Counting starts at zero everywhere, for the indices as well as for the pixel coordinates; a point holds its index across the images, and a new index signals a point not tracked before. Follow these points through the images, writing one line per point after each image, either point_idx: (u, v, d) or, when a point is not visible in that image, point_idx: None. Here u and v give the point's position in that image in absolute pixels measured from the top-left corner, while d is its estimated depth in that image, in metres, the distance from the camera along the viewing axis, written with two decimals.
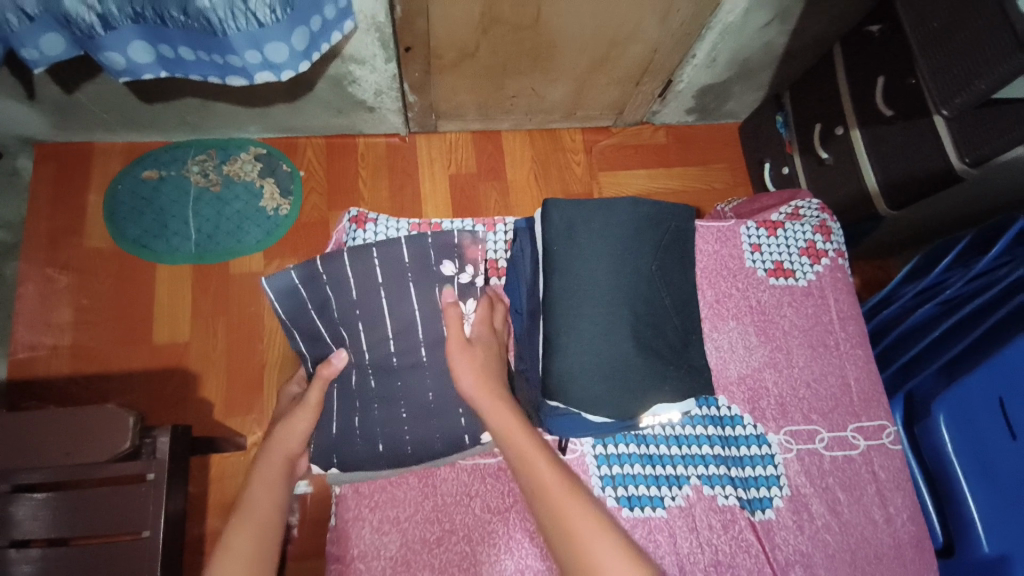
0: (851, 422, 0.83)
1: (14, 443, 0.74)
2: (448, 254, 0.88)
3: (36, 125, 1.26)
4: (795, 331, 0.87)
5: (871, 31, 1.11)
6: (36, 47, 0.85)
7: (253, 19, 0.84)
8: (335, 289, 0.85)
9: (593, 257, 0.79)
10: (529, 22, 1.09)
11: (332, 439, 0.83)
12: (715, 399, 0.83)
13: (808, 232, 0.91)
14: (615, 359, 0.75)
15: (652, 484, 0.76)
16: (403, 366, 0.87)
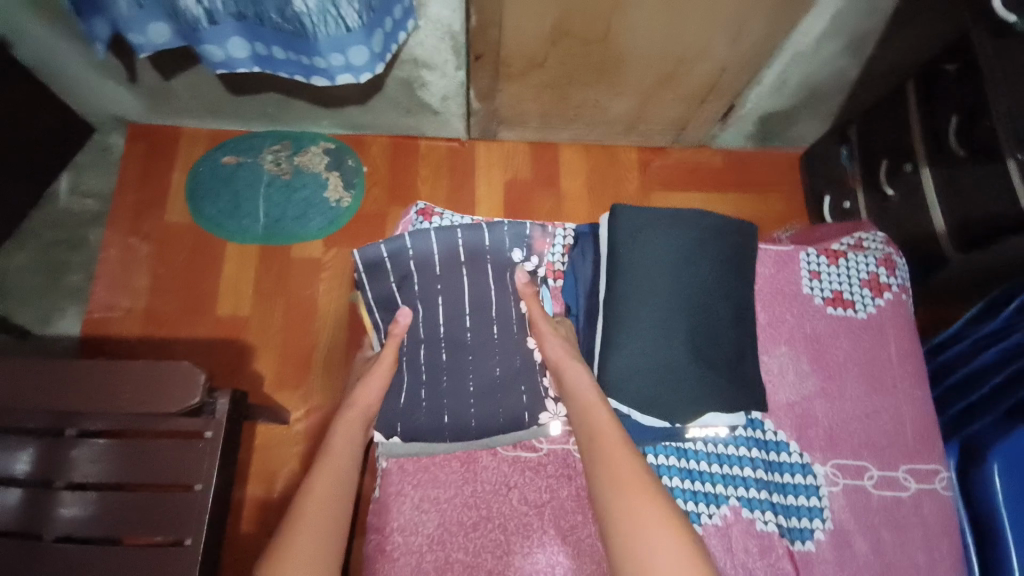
0: (903, 463, 0.80)
1: (81, 386, 0.79)
2: (520, 242, 0.94)
3: (132, 106, 1.37)
4: (851, 362, 0.85)
5: (946, 69, 1.07)
6: (144, 33, 0.94)
7: (342, 24, 0.89)
8: (419, 265, 0.91)
9: (655, 262, 0.80)
10: (597, 37, 1.12)
11: (397, 409, 0.88)
12: (761, 422, 0.81)
13: (871, 264, 0.89)
14: (669, 365, 0.77)
15: (690, 499, 0.75)
16: (473, 344, 0.91)
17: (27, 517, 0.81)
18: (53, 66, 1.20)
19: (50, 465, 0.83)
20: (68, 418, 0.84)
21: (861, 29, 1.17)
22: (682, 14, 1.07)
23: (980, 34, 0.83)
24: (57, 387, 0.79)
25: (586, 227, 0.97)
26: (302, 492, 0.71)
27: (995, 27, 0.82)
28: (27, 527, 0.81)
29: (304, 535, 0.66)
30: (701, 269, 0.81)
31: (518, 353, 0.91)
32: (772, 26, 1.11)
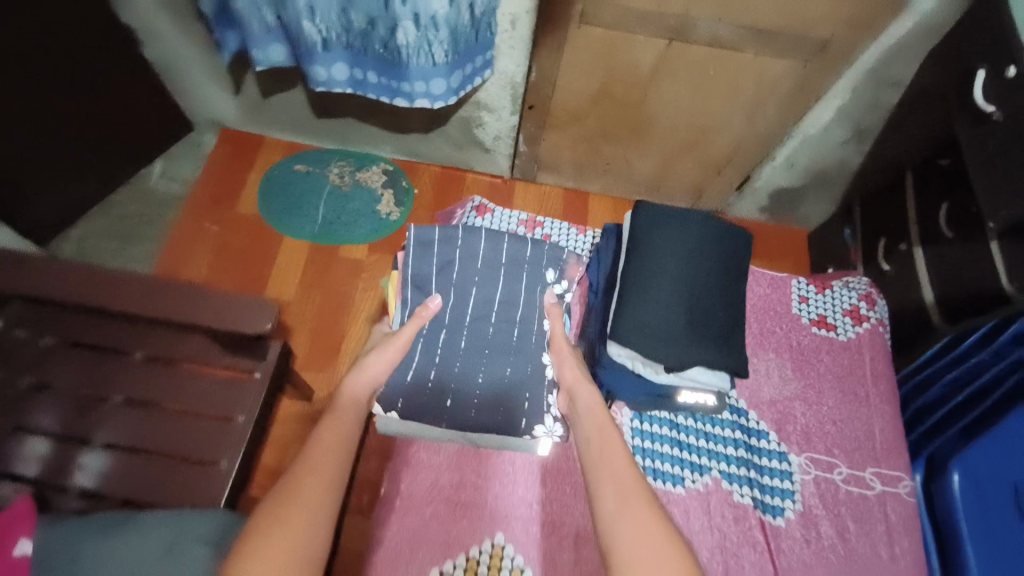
0: (871, 465, 0.88)
1: (167, 302, 0.87)
2: (555, 264, 1.06)
3: (230, 113, 1.59)
4: (829, 375, 0.94)
5: (941, 163, 1.22)
6: (266, 52, 1.14)
7: (430, 59, 1.10)
8: (463, 255, 1.04)
9: (674, 233, 0.86)
10: (633, 103, 1.33)
11: (403, 386, 0.98)
12: (744, 411, 0.90)
13: (853, 297, 1.00)
14: (675, 321, 0.80)
15: (676, 465, 0.85)
16: (493, 339, 1.03)
17: (74, 424, 0.92)
18: (175, 68, 1.43)
19: (114, 380, 0.95)
20: (140, 341, 0.97)
21: (865, 121, 1.33)
22: (707, 91, 1.27)
23: (963, 124, 0.98)
24: (141, 303, 0.87)
25: (614, 224, 1.09)
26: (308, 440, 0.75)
27: (975, 118, 0.97)
28: (72, 432, 0.92)
29: (307, 480, 0.69)
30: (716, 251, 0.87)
31: (530, 362, 1.01)
32: (785, 109, 1.30)
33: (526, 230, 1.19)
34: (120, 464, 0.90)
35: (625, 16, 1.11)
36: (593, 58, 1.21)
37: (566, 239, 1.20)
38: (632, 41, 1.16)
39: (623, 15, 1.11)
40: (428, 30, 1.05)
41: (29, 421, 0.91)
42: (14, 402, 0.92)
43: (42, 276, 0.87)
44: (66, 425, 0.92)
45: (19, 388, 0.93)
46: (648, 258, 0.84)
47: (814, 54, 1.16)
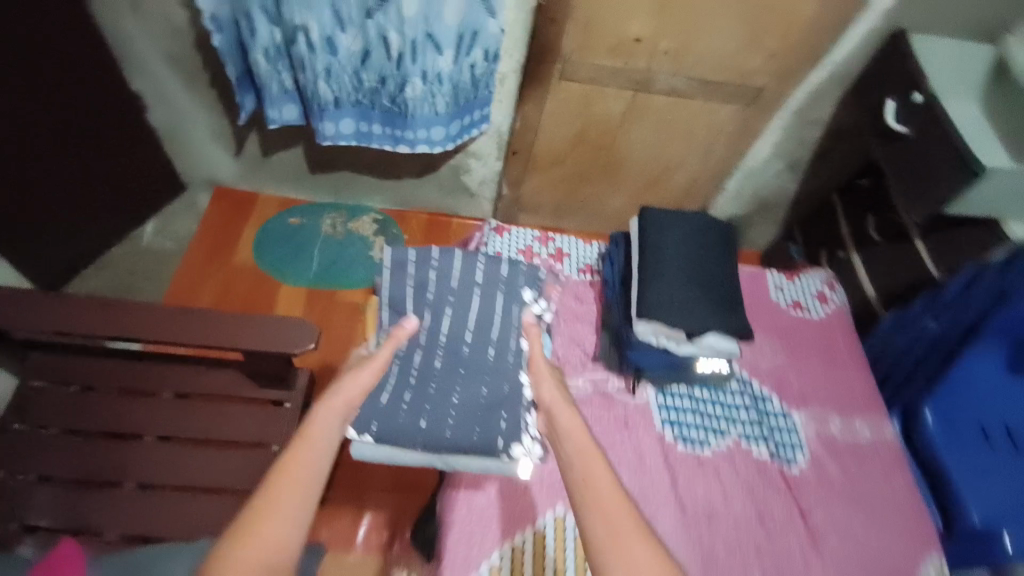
0: (859, 417, 1.01)
1: (206, 329, 0.93)
2: (532, 284, 1.03)
3: (225, 172, 1.65)
4: (810, 347, 1.08)
5: (862, 183, 1.49)
6: (280, 111, 1.26)
7: (432, 108, 1.25)
8: (438, 276, 1.02)
9: (680, 223, 0.98)
10: (608, 143, 1.51)
11: (378, 408, 0.92)
12: (748, 381, 1.03)
13: (819, 283, 1.16)
14: (690, 296, 0.92)
15: (702, 430, 0.96)
16: (467, 360, 0.98)
17: (101, 468, 0.90)
18: (177, 131, 1.50)
19: (144, 420, 0.95)
20: (170, 380, 0.98)
21: (798, 153, 1.58)
22: (669, 133, 1.48)
23: (880, 146, 1.25)
24: (185, 330, 0.92)
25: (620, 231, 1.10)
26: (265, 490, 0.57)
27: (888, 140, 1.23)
28: (101, 475, 0.90)
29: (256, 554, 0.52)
30: (715, 237, 1.00)
31: (507, 381, 0.96)
32: (734, 145, 1.53)
33: (539, 246, 1.15)
34: (156, 502, 0.89)
35: (599, 73, 1.32)
36: (572, 108, 1.41)
37: (577, 249, 1.18)
38: (605, 94, 1.37)
39: (598, 72, 1.31)
40: (432, 84, 1.21)
41: (54, 468, 0.89)
42: (38, 450, 0.90)
43: (86, 309, 0.92)
44: (96, 468, 0.90)
45: (41, 436, 0.92)
46: (662, 245, 0.96)
47: (753, 99, 1.40)
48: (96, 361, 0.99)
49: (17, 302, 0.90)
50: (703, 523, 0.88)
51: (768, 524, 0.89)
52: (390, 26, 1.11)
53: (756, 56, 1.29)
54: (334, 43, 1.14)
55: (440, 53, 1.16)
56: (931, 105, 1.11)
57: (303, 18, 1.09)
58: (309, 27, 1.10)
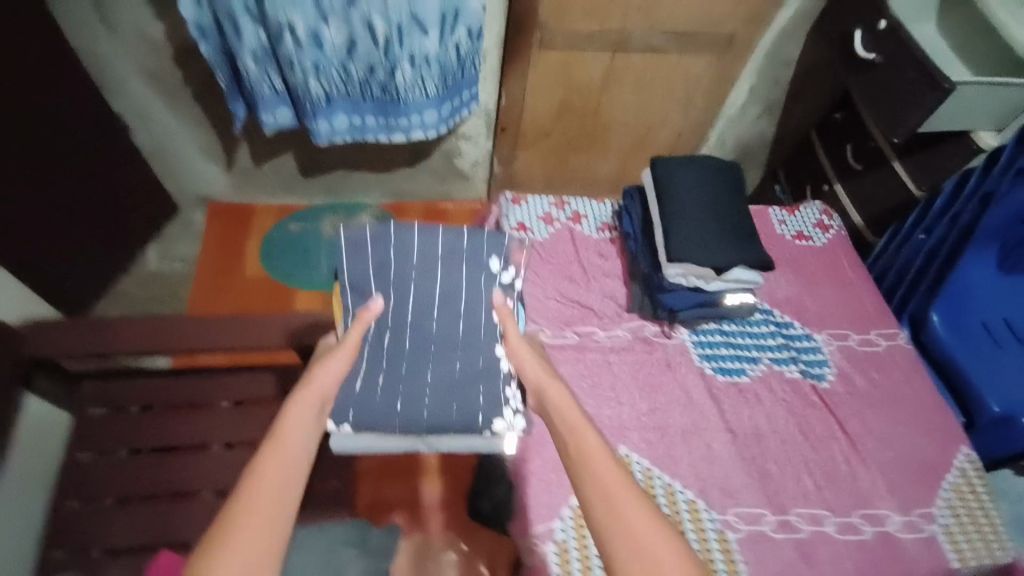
0: (873, 328, 1.10)
1: (248, 333, 0.97)
2: (499, 251, 0.94)
3: (217, 188, 1.65)
4: (820, 273, 1.16)
5: (836, 117, 1.54)
6: (274, 116, 1.26)
7: (423, 91, 1.27)
8: (397, 251, 0.92)
9: (691, 171, 1.03)
10: (592, 110, 1.55)
11: (353, 395, 0.91)
12: (770, 311, 1.10)
13: (818, 212, 1.23)
14: (710, 237, 0.97)
15: (737, 360, 1.04)
16: (438, 338, 0.92)
17: (176, 479, 0.97)
18: (164, 150, 1.49)
19: (209, 430, 1.01)
20: (226, 390, 1.05)
21: (773, 95, 1.63)
22: (650, 92, 1.52)
23: (854, 76, 1.29)
24: (233, 334, 0.96)
25: (635, 188, 1.13)
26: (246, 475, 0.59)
27: (861, 71, 1.27)
28: (178, 486, 0.97)
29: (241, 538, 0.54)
30: (725, 180, 1.05)
31: (482, 355, 0.93)
32: (712, 97, 1.58)
33: (558, 211, 1.16)
34: None
35: (576, 38, 1.35)
36: (555, 79, 1.44)
37: (592, 210, 1.19)
38: (584, 59, 1.40)
39: (574, 38, 1.35)
40: (421, 68, 1.22)
41: (131, 487, 0.96)
42: (112, 472, 0.97)
43: (127, 332, 0.94)
44: (170, 482, 0.97)
45: (116, 458, 0.98)
46: (677, 193, 1.01)
47: (726, 47, 1.44)
48: (152, 382, 1.05)
49: (61, 332, 0.92)
50: (755, 445, 0.96)
51: (812, 437, 0.97)
52: (375, 13, 1.12)
53: (726, 4, 1.33)
54: (320, 37, 1.14)
55: (427, 34, 1.17)
56: (898, 33, 1.16)
57: (288, 15, 1.08)
58: (294, 24, 1.10)
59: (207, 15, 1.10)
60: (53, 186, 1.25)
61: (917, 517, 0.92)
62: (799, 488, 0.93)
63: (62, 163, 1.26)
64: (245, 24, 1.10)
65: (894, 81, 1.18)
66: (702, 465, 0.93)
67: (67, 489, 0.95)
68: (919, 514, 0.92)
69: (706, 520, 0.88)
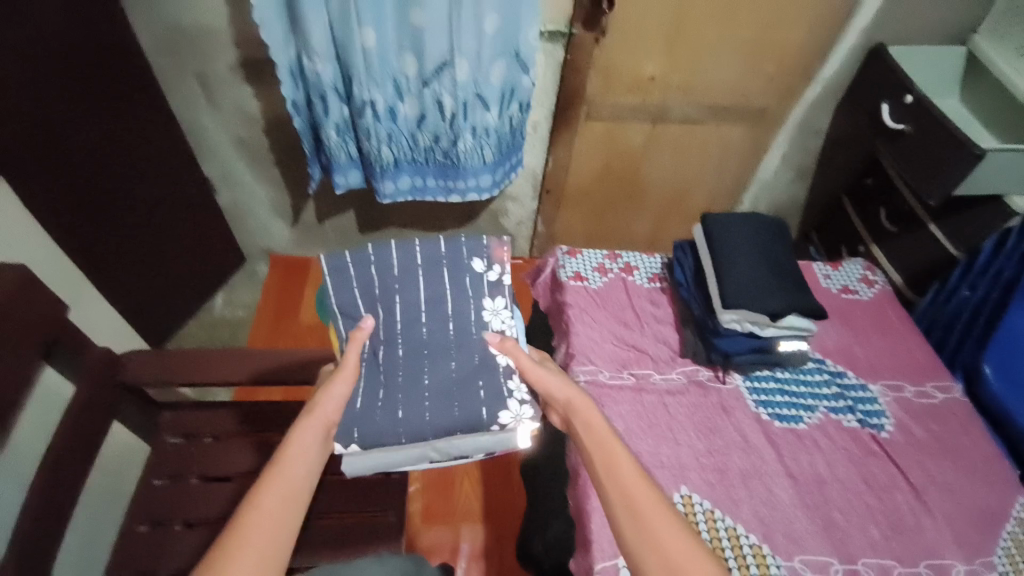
0: (928, 381, 1.10)
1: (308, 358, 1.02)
2: (479, 253, 1.00)
3: (283, 241, 1.79)
4: (869, 325, 1.18)
5: (866, 182, 1.64)
6: (346, 177, 1.42)
7: (480, 158, 1.40)
8: (379, 270, 0.98)
9: (738, 225, 1.10)
10: (632, 173, 1.67)
11: (355, 412, 0.92)
12: (822, 360, 1.12)
13: (861, 267, 1.28)
14: (763, 284, 1.02)
15: (793, 408, 1.05)
16: (431, 341, 0.97)
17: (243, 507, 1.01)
18: (240, 205, 1.64)
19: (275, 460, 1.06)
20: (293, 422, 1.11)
21: (805, 162, 1.72)
22: (686, 156, 1.63)
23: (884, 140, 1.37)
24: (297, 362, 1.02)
25: (684, 241, 1.20)
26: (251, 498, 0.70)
27: (891, 136, 1.35)
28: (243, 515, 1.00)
29: (242, 557, 0.64)
30: (768, 233, 1.11)
31: (476, 353, 0.97)
32: (745, 162, 1.68)
33: (610, 262, 1.24)
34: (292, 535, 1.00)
35: (619, 111, 1.47)
36: (600, 146, 1.57)
37: (642, 262, 1.26)
38: (626, 127, 1.52)
39: (619, 110, 1.47)
40: (481, 138, 1.36)
41: (197, 514, 0.99)
42: (180, 498, 1.01)
43: (211, 361, 1.01)
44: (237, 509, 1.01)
45: (188, 485, 1.02)
46: (728, 245, 1.07)
47: (759, 119, 1.56)
48: (225, 413, 1.11)
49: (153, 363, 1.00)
50: (817, 490, 0.95)
51: (874, 485, 0.96)
52: (445, 92, 1.27)
53: (759, 81, 1.45)
54: (395, 111, 1.30)
55: (488, 110, 1.31)
56: (924, 104, 1.24)
57: (371, 94, 1.24)
58: (375, 101, 1.26)
59: (300, 94, 1.27)
60: (156, 232, 1.41)
61: (979, 566, 0.89)
62: (864, 538, 0.91)
63: (163, 212, 1.41)
64: (333, 101, 1.26)
65: (927, 143, 1.24)
66: (764, 509, 0.92)
67: (138, 513, 0.99)
68: (981, 563, 0.89)
69: (772, 567, 0.87)
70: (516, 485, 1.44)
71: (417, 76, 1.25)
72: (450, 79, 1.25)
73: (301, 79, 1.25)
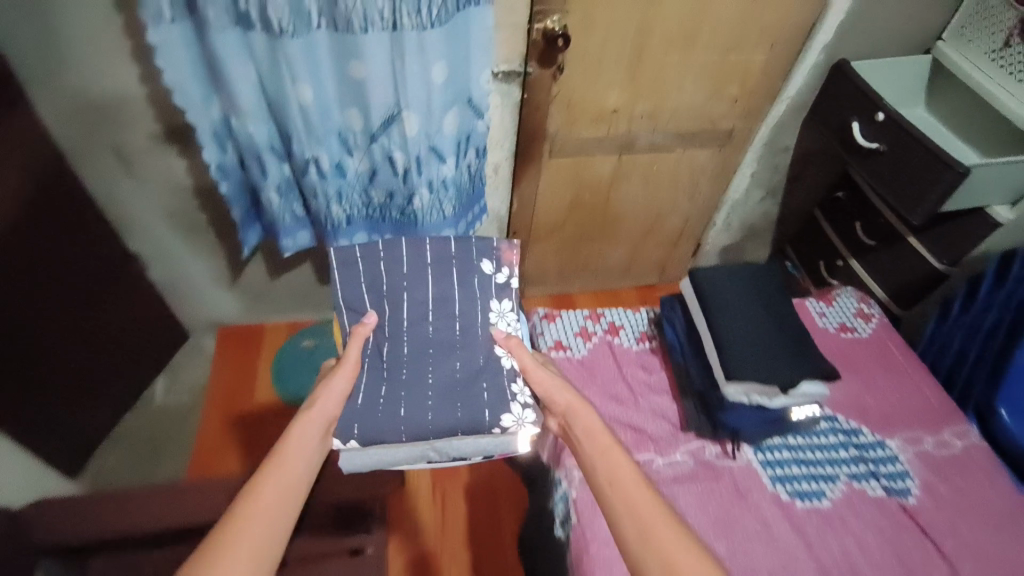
0: (945, 427, 1.05)
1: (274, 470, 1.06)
2: (489, 254, 1.05)
3: (230, 310, 1.63)
4: (874, 365, 1.14)
5: (838, 197, 1.59)
6: (293, 238, 1.29)
7: (440, 212, 1.28)
8: (388, 265, 1.03)
9: (731, 283, 1.04)
10: (601, 204, 1.58)
11: (355, 411, 0.93)
12: (834, 416, 1.07)
13: (855, 302, 1.23)
14: (765, 350, 0.96)
15: (813, 481, 0.98)
16: (438, 340, 1.01)
17: None
18: (177, 280, 1.47)
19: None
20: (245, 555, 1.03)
21: (774, 180, 1.67)
22: (656, 184, 1.56)
23: (857, 159, 1.33)
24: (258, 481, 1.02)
25: (670, 295, 1.14)
26: (244, 497, 0.67)
27: (863, 154, 1.31)
28: None
29: (236, 557, 0.62)
30: (768, 287, 1.06)
31: (481, 354, 1.01)
32: (715, 186, 1.62)
33: (593, 324, 1.16)
34: None
35: (584, 144, 1.39)
36: (565, 182, 1.48)
37: (627, 319, 1.19)
38: (593, 160, 1.44)
39: (582, 144, 1.39)
40: (439, 192, 1.24)
41: None
42: None
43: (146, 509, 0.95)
44: None
45: None
46: (724, 309, 1.00)
47: (725, 141, 1.49)
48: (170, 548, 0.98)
49: (89, 514, 0.92)
50: None
51: (910, 562, 0.90)
52: (395, 146, 1.15)
53: (723, 104, 1.39)
54: (343, 167, 1.17)
55: (444, 161, 1.19)
56: (899, 122, 1.20)
57: (313, 151, 1.11)
58: (319, 158, 1.13)
59: (229, 156, 1.13)
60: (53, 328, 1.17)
61: None
62: None
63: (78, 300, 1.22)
64: (271, 161, 1.13)
65: (904, 161, 1.21)
66: None
67: None
68: None
69: None
70: (510, 567, 1.34)
71: (365, 130, 1.12)
72: (400, 133, 1.13)
73: (229, 140, 1.11)
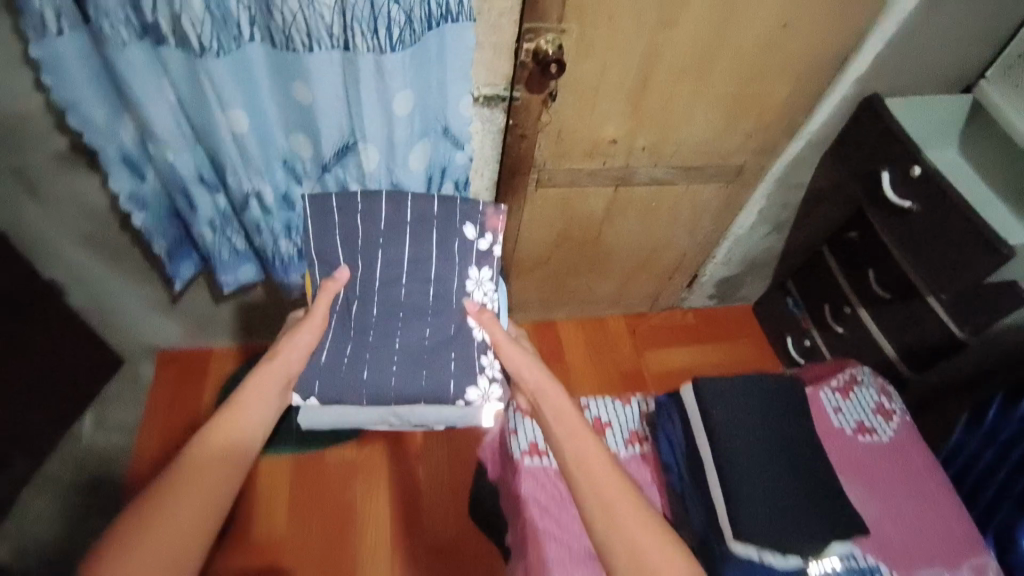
0: (964, 561, 0.97)
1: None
2: (472, 218, 0.97)
3: (170, 333, 1.45)
4: (893, 480, 1.04)
5: (850, 237, 1.44)
6: (234, 274, 1.10)
7: None
8: (365, 217, 0.95)
9: (736, 392, 0.99)
10: (591, 238, 1.41)
11: (319, 366, 0.94)
12: (853, 552, 0.95)
13: (875, 396, 1.13)
14: (770, 496, 0.90)
15: None
16: (408, 312, 0.98)
17: None
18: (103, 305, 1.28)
19: None
20: None
21: (782, 216, 1.52)
22: (654, 219, 1.40)
23: (885, 220, 1.19)
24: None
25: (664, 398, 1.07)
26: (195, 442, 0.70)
27: (894, 215, 1.17)
28: None
29: (180, 498, 0.64)
30: (775, 402, 1.01)
31: (451, 322, 0.98)
32: (718, 221, 1.46)
33: None
34: None
35: (576, 177, 1.21)
36: (551, 215, 1.30)
37: (616, 412, 1.12)
38: (584, 194, 1.27)
39: (575, 176, 1.21)
40: None
41: None
42: None
43: None
44: None
45: None
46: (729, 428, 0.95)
47: (735, 176, 1.32)
48: None
49: None
50: None
51: None
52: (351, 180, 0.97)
53: (736, 136, 1.22)
54: (291, 198, 0.99)
55: None
56: (938, 182, 1.07)
57: (252, 184, 0.92)
58: (261, 192, 0.94)
59: (150, 184, 0.94)
60: None
61: None
62: None
63: None
64: (200, 194, 0.93)
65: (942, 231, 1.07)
66: None
67: None
68: None
69: None
70: None
71: (315, 158, 0.94)
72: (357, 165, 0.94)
73: (148, 165, 0.92)
